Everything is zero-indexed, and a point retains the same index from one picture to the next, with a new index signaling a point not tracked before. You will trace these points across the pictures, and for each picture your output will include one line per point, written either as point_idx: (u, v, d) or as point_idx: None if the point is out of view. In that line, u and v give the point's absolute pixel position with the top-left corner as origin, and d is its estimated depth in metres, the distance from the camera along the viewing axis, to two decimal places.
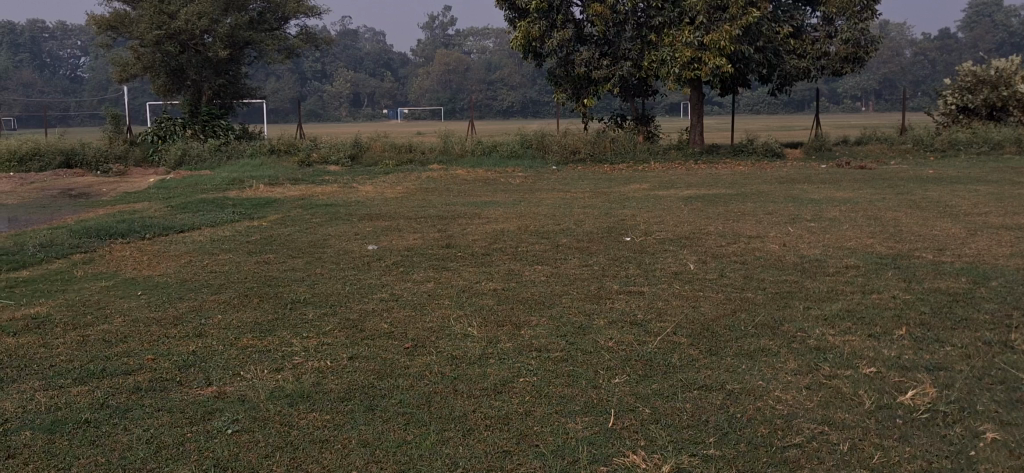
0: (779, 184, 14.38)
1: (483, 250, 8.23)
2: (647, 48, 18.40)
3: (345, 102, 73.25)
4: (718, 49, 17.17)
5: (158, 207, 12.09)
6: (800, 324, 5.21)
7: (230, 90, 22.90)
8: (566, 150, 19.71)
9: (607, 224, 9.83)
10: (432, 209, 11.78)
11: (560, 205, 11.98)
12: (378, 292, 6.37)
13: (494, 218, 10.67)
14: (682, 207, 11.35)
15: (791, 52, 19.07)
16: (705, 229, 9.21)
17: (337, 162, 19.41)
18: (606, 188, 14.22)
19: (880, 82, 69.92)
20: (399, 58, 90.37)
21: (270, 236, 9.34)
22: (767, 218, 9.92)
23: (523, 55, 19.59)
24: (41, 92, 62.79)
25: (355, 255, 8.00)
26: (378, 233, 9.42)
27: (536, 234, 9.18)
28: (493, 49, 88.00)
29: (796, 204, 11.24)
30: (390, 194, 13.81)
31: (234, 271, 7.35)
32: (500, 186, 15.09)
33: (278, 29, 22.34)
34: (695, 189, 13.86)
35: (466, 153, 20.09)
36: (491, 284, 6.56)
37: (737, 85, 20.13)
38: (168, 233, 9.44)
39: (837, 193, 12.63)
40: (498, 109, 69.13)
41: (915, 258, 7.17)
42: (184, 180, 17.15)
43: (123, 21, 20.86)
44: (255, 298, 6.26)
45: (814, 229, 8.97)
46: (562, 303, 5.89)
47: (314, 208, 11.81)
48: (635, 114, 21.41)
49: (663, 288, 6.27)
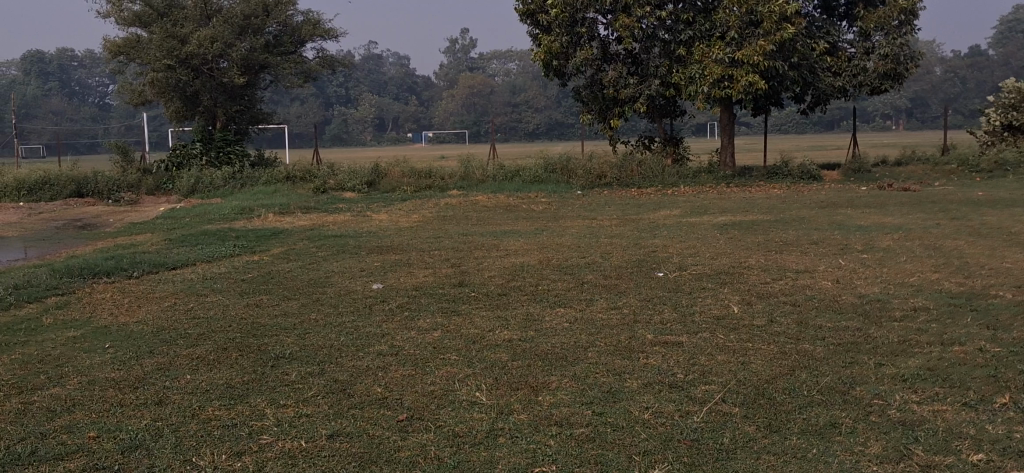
0: (819, 208, 13.50)
1: (500, 289, 7.40)
2: (675, 65, 17.60)
3: (369, 127, 72.88)
4: (750, 65, 16.36)
5: (158, 240, 11.37)
6: (875, 387, 4.33)
7: (245, 115, 22.31)
8: (592, 174, 18.90)
9: (637, 257, 9.00)
10: (448, 240, 10.98)
11: (585, 234, 11.15)
12: (376, 344, 5.54)
13: (514, 250, 9.87)
14: (717, 235, 10.51)
15: (827, 70, 18.17)
16: (746, 262, 8.34)
17: (353, 189, 18.68)
18: (635, 215, 13.39)
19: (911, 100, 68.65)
20: (423, 81, 90.20)
21: (269, 273, 8.56)
22: (812, 248, 9.06)
23: (547, 74, 18.82)
24: (70, 120, 62.90)
25: (357, 297, 7.17)
26: (386, 269, 8.62)
27: (559, 270, 8.34)
28: (518, 72, 87.70)
29: (841, 232, 10.37)
30: (404, 223, 13.04)
31: (219, 317, 6.53)
32: (522, 213, 14.31)
33: (294, 53, 21.75)
34: (730, 215, 12.98)
35: (487, 178, 19.29)
36: (507, 334, 5.70)
37: (770, 105, 19.23)
38: (159, 271, 8.67)
39: (885, 219, 11.74)
40: (523, 131, 68.61)
41: (992, 298, 6.29)
42: (194, 209, 16.47)
43: (134, 47, 20.29)
44: (234, 352, 5.44)
45: (868, 262, 8.10)
46: (589, 358, 5.03)
47: (321, 240, 11.04)
48: (664, 135, 20.53)
49: (707, 338, 5.40)
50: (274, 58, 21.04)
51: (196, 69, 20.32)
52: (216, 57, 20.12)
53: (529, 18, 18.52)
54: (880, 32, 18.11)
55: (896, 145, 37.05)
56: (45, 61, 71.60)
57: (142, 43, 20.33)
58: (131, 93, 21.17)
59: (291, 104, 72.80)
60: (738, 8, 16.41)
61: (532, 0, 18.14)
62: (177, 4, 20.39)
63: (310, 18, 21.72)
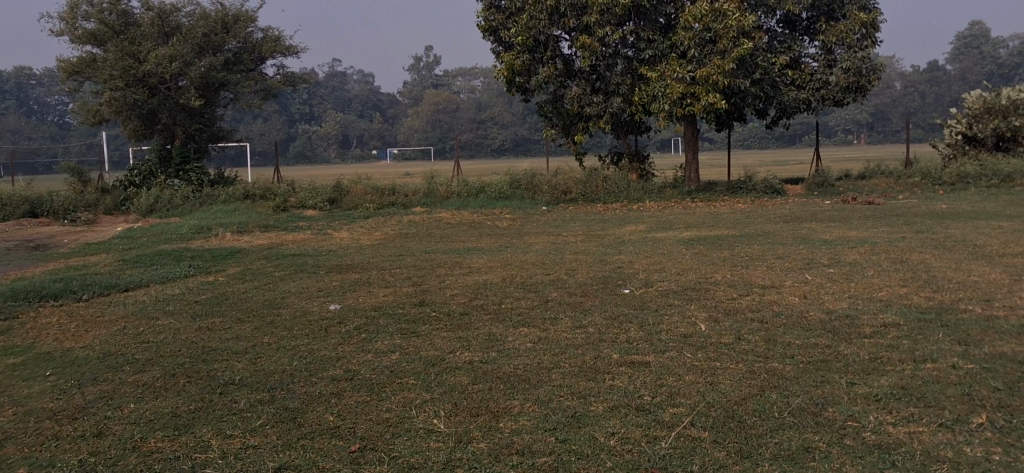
0: (784, 223, 13.46)
1: (462, 308, 7.20)
2: (638, 81, 17.55)
3: (333, 144, 72.44)
4: (712, 82, 16.34)
5: (111, 261, 11.05)
6: (847, 407, 4.18)
7: (205, 133, 21.95)
8: (557, 190, 18.80)
9: (602, 273, 8.85)
10: (410, 258, 10.77)
11: (549, 251, 10.99)
12: (330, 368, 5.30)
13: (477, 267, 9.68)
14: (683, 251, 10.39)
15: (789, 84, 18.20)
16: (712, 278, 8.21)
17: (315, 206, 18.40)
18: (600, 231, 13.27)
19: (872, 114, 69.57)
20: (387, 98, 89.92)
21: (223, 294, 8.30)
22: (779, 263, 8.96)
23: (510, 90, 18.70)
24: (29, 138, 61.93)
25: (312, 318, 6.94)
26: (345, 289, 8.39)
27: (523, 287, 8.16)
28: (483, 89, 87.76)
29: (807, 246, 10.30)
30: (365, 241, 12.82)
31: (169, 341, 6.25)
32: (486, 230, 14.14)
33: (254, 70, 21.47)
34: (695, 230, 12.90)
35: (451, 194, 19.09)
36: (467, 356, 5.50)
37: (733, 120, 19.23)
38: (108, 293, 8.37)
39: (850, 232, 11.71)
40: (489, 148, 68.63)
41: (962, 313, 6.21)
42: (151, 229, 16.12)
43: (90, 64, 19.90)
44: (182, 378, 5.17)
45: (835, 276, 8.00)
46: (553, 380, 4.84)
47: (279, 259, 10.79)
48: (629, 150, 20.47)
49: (674, 357, 5.23)
50: (234, 75, 20.73)
51: (154, 86, 19.96)
52: (174, 75, 19.77)
53: (491, 34, 18.42)
54: (842, 46, 18.15)
55: (860, 158, 37.43)
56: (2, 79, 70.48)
57: (98, 61, 19.93)
58: (86, 111, 20.76)
59: (254, 121, 72.20)
60: (698, 24, 16.41)
61: (494, 17, 18.04)
62: (134, 21, 20.03)
63: (269, 35, 21.48)
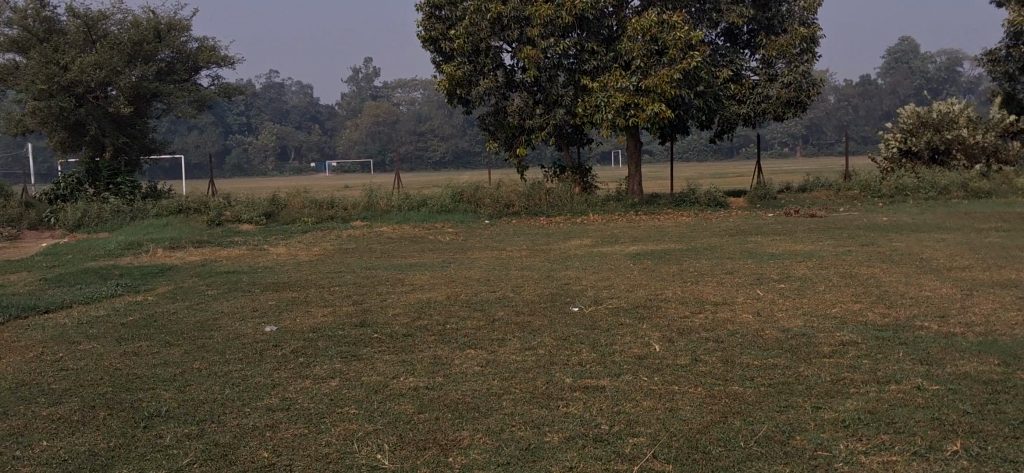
0: (729, 236, 13.38)
1: (405, 329, 6.87)
2: (581, 93, 17.40)
3: (271, 156, 71.36)
4: (656, 94, 16.27)
5: (33, 280, 10.48)
6: (815, 435, 3.97)
7: (136, 145, 21.27)
8: (500, 203, 18.55)
9: (549, 290, 8.59)
10: (350, 274, 10.42)
11: (494, 266, 10.72)
12: (264, 398, 4.94)
13: (420, 285, 9.36)
14: (630, 266, 10.19)
15: (732, 97, 18.22)
16: (662, 295, 8.01)
17: (251, 220, 17.89)
18: (544, 245, 13.04)
19: (806, 128, 70.81)
20: (326, 110, 89.00)
21: (151, 316, 7.86)
22: (728, 278, 8.79)
23: (451, 101, 18.40)
24: None
25: (247, 341, 6.56)
26: (281, 309, 8.01)
27: (468, 306, 7.86)
28: (423, 101, 87.36)
29: (755, 260, 10.19)
30: (304, 257, 12.43)
31: (90, 369, 5.82)
32: (428, 244, 13.83)
33: (188, 81, 20.90)
34: (641, 244, 12.75)
35: (392, 208, 18.71)
36: (412, 382, 5.19)
37: (676, 132, 19.18)
38: (27, 315, 7.88)
39: (796, 246, 11.63)
40: (429, 160, 68.25)
41: (918, 330, 6.08)
42: (78, 244, 15.49)
43: (14, 73, 19.14)
44: (102, 410, 4.77)
45: (786, 292, 7.85)
46: (504, 408, 4.56)
47: (212, 277, 10.35)
48: (571, 163, 20.29)
49: (630, 381, 4.98)
50: (166, 85, 20.13)
51: (81, 96, 19.26)
52: (102, 85, 19.11)
53: (431, 45, 18.11)
54: (783, 59, 18.22)
55: (798, 171, 37.94)
56: None
57: (22, 70, 19.19)
58: (10, 122, 19.97)
59: (189, 133, 70.80)
60: (641, 36, 16.34)
61: (435, 27, 17.76)
62: (59, 29, 19.36)
63: (204, 44, 20.95)
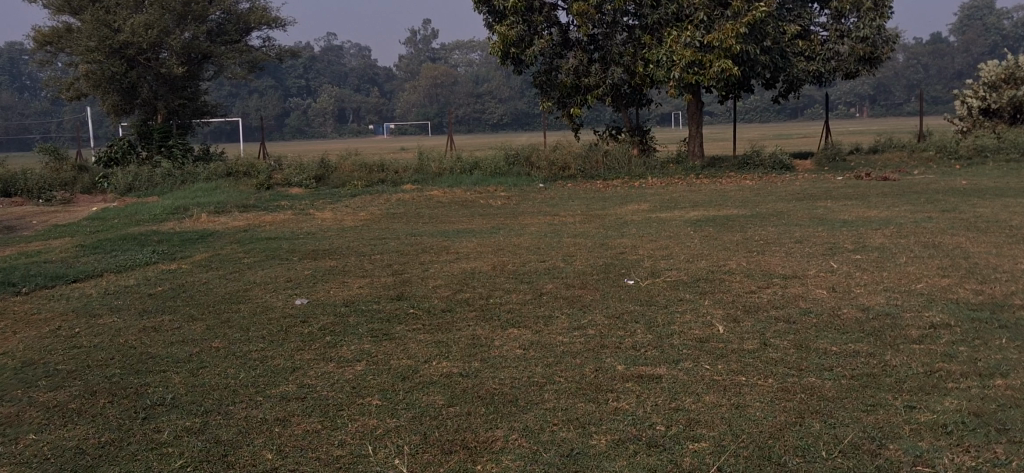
0: (796, 200, 12.63)
1: (444, 303, 6.34)
2: (640, 51, 16.63)
3: (330, 119, 71.32)
4: (721, 49, 15.50)
5: (71, 246, 10.16)
6: (912, 443, 3.35)
7: (189, 107, 21.01)
8: (555, 166, 17.93)
9: (602, 260, 8.00)
10: (393, 241, 9.94)
11: (545, 233, 10.15)
12: (280, 384, 4.46)
13: (466, 253, 8.83)
14: (690, 233, 9.54)
15: (799, 54, 17.30)
16: (726, 266, 7.37)
17: (301, 184, 17.51)
18: (600, 210, 12.39)
19: (873, 87, 68.51)
20: (385, 72, 88.75)
21: (182, 286, 7.45)
22: (797, 248, 8.11)
23: (504, 62, 17.69)
24: (24, 114, 60.57)
25: (274, 316, 6.10)
26: (316, 279, 7.53)
27: (515, 277, 7.30)
28: (481, 62, 86.54)
29: (827, 228, 9.45)
30: (349, 222, 11.98)
31: (104, 347, 5.39)
32: (478, 209, 13.29)
33: (239, 41, 20.51)
34: (702, 209, 12.07)
35: (444, 171, 18.18)
36: (445, 367, 4.66)
37: (740, 92, 18.29)
38: (54, 285, 7.50)
39: (870, 212, 10.84)
40: (487, 123, 67.54)
41: (1020, 310, 5.37)
42: (126, 209, 15.23)
43: (65, 35, 18.92)
44: (102, 398, 4.32)
45: (863, 264, 7.14)
46: (545, 403, 3.99)
47: (252, 243, 9.93)
48: (630, 125, 19.49)
49: (690, 371, 4.38)
50: (217, 47, 19.80)
51: (132, 59, 18.99)
52: (153, 46, 18.79)
53: (484, 5, 17.41)
54: (854, 13, 17.22)
55: (870, 132, 36.43)
56: None
57: (74, 32, 18.95)
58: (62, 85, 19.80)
59: (249, 96, 70.96)
60: None
61: None
62: None
63: (255, 5, 20.50)
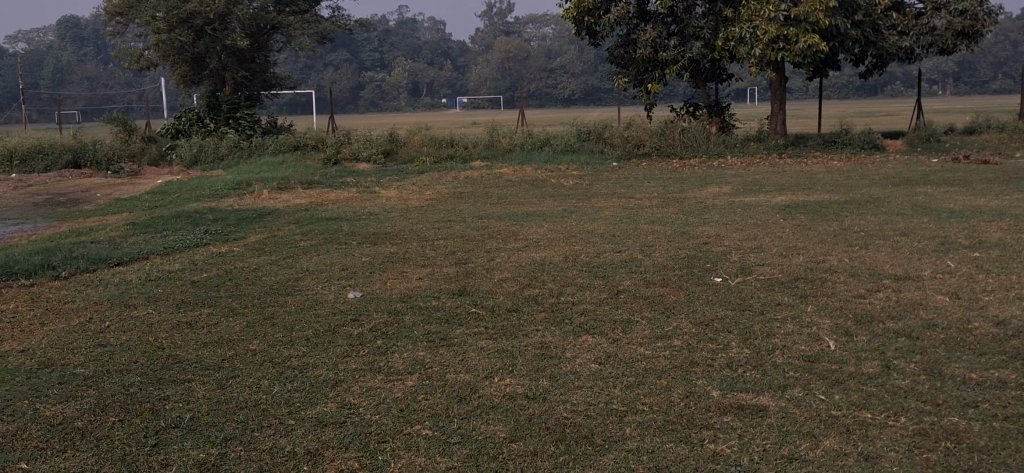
0: (892, 186, 11.66)
1: (510, 301, 5.69)
2: (722, 25, 15.72)
3: (403, 92, 71.06)
4: (809, 23, 14.53)
5: (124, 223, 9.74)
6: None
7: (257, 79, 20.64)
8: (629, 143, 17.14)
9: (686, 251, 7.26)
10: (459, 224, 9.31)
11: (621, 218, 9.41)
12: (318, 402, 3.88)
13: (536, 239, 8.17)
14: (781, 221, 8.72)
15: (892, 28, 16.13)
16: (826, 263, 6.57)
17: (368, 159, 17.01)
18: (678, 193, 11.59)
19: (959, 64, 65.72)
20: (457, 46, 88.24)
21: (230, 272, 6.92)
22: (906, 242, 7.26)
23: (578, 34, 16.88)
24: (105, 85, 61.31)
25: (322, 311, 5.50)
26: (373, 268, 6.94)
27: (588, 271, 6.60)
28: (554, 36, 85.39)
29: (933, 218, 8.54)
30: (414, 202, 11.41)
31: (132, 347, 4.87)
32: (549, 189, 12.60)
33: (307, 12, 20.04)
34: (790, 193, 11.19)
35: (514, 147, 17.52)
36: (508, 386, 4.01)
37: (827, 67, 17.20)
38: (98, 270, 7.03)
39: (978, 200, 9.87)
40: (558, 98, 66.56)
41: None
42: (190, 183, 14.89)
43: (133, 6, 18.51)
44: (114, 416, 3.79)
45: (985, 264, 6.28)
46: (628, 442, 3.34)
47: (311, 224, 9.40)
48: (708, 101, 18.51)
49: (802, 405, 3.67)
50: (285, 17, 19.37)
51: (201, 29, 18.64)
52: (222, 17, 18.41)
53: None
54: None
55: (959, 110, 34.66)
56: (79, 25, 70.06)
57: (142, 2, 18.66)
58: (131, 55, 19.55)
59: (323, 68, 70.99)
60: None
61: None
62: None
63: None
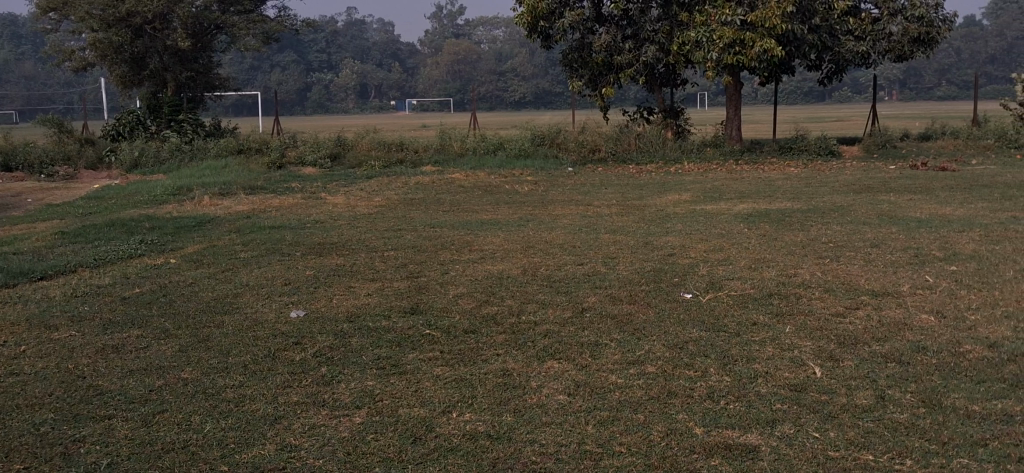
0: (854, 193, 11.46)
1: (467, 321, 5.27)
2: (677, 28, 15.46)
3: (352, 94, 70.19)
4: (765, 29, 14.31)
5: (52, 232, 9.12)
6: None
7: (200, 80, 19.93)
8: (585, 148, 16.81)
9: (650, 264, 6.91)
10: (410, 234, 8.86)
11: (579, 227, 9.04)
12: (255, 444, 3.43)
13: (492, 250, 7.76)
14: (745, 231, 8.41)
15: (848, 34, 15.98)
16: (798, 277, 6.25)
17: (315, 163, 16.46)
18: (636, 200, 11.26)
19: (904, 71, 66.64)
20: (407, 48, 87.54)
21: (163, 287, 6.40)
22: (878, 254, 6.98)
23: (531, 37, 16.50)
24: (44, 84, 59.62)
25: (261, 334, 5.03)
26: (318, 283, 6.47)
27: (549, 286, 6.21)
28: (504, 39, 85.08)
29: (900, 228, 8.30)
30: (363, 209, 10.93)
31: (46, 377, 4.34)
32: (503, 196, 12.21)
33: (253, 12, 19.42)
34: (751, 201, 10.92)
35: (466, 151, 17.10)
36: (470, 423, 3.59)
37: (783, 73, 17.02)
38: (16, 286, 6.45)
39: (942, 209, 9.67)
40: (509, 101, 66.22)
41: None
42: (127, 187, 14.22)
43: (67, 2, 17.55)
44: (18, 463, 3.30)
45: (964, 279, 6.01)
46: None
47: (253, 234, 8.88)
48: (664, 105, 18.24)
49: (796, 445, 3.31)
50: (229, 17, 18.76)
51: (140, 28, 17.95)
52: (162, 16, 17.74)
53: None
54: None
55: (909, 116, 34.91)
56: (17, 23, 68.16)
57: None
58: (66, 55, 18.75)
59: (270, 69, 69.82)
60: None
61: None
62: None
63: None
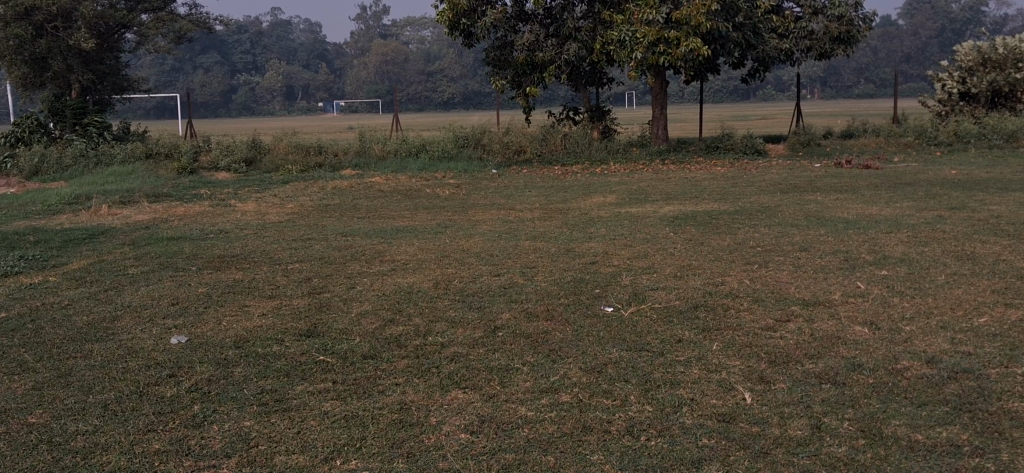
0: (781, 193, 11.25)
1: (367, 344, 4.78)
2: (602, 27, 15.13)
3: (277, 96, 68.85)
4: (690, 27, 14.04)
5: None
6: None
7: (107, 82, 18.98)
8: (509, 149, 16.38)
9: (570, 274, 6.49)
10: (318, 243, 8.32)
11: (498, 233, 8.61)
12: None
13: (405, 261, 7.28)
14: (671, 236, 8.07)
15: (772, 31, 15.82)
16: (725, 286, 5.90)
17: (229, 168, 15.75)
18: (560, 204, 10.88)
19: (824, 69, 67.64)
20: (334, 49, 86.26)
21: (33, 311, 5.75)
22: (806, 259, 6.69)
23: (453, 35, 16.00)
24: None
25: (133, 367, 4.45)
26: (210, 302, 5.90)
27: (461, 301, 5.76)
28: (432, 39, 84.32)
29: (828, 230, 8.04)
30: (272, 217, 10.34)
31: None
32: (423, 200, 11.72)
33: (163, 10, 18.58)
34: (677, 203, 10.62)
35: (387, 154, 16.53)
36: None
37: (708, 72, 16.73)
38: None
39: (869, 208, 9.49)
40: (437, 102, 65.58)
41: None
42: (22, 196, 13.34)
43: None
44: None
45: (896, 284, 5.73)
46: None
47: (149, 247, 8.23)
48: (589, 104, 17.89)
49: None
50: (137, 15, 17.92)
51: (40, 26, 16.99)
52: (65, 13, 16.84)
53: None
54: None
55: (831, 115, 35.22)
56: None
57: None
58: None
59: (192, 71, 68.06)
60: None
61: None
62: None
63: None
